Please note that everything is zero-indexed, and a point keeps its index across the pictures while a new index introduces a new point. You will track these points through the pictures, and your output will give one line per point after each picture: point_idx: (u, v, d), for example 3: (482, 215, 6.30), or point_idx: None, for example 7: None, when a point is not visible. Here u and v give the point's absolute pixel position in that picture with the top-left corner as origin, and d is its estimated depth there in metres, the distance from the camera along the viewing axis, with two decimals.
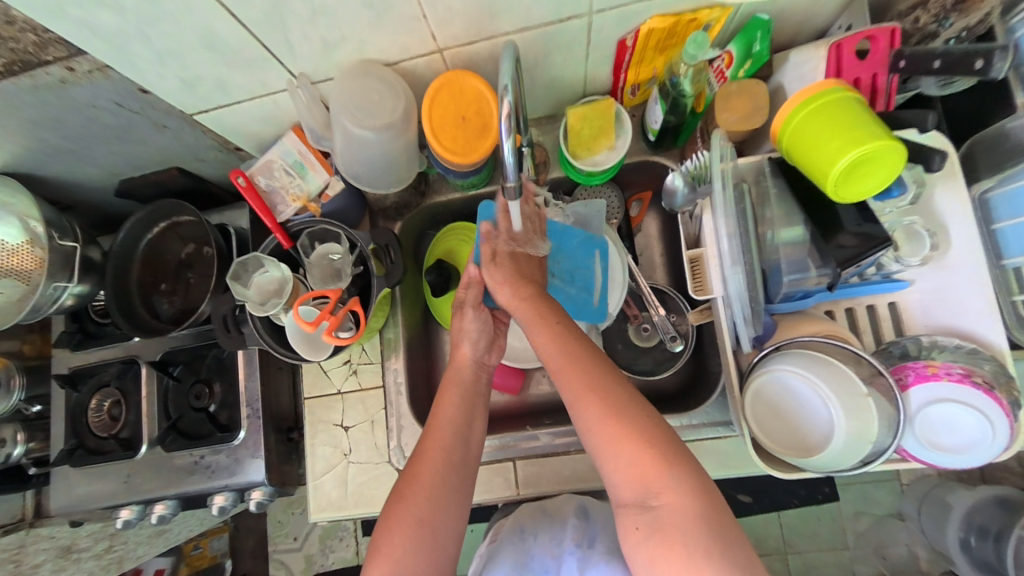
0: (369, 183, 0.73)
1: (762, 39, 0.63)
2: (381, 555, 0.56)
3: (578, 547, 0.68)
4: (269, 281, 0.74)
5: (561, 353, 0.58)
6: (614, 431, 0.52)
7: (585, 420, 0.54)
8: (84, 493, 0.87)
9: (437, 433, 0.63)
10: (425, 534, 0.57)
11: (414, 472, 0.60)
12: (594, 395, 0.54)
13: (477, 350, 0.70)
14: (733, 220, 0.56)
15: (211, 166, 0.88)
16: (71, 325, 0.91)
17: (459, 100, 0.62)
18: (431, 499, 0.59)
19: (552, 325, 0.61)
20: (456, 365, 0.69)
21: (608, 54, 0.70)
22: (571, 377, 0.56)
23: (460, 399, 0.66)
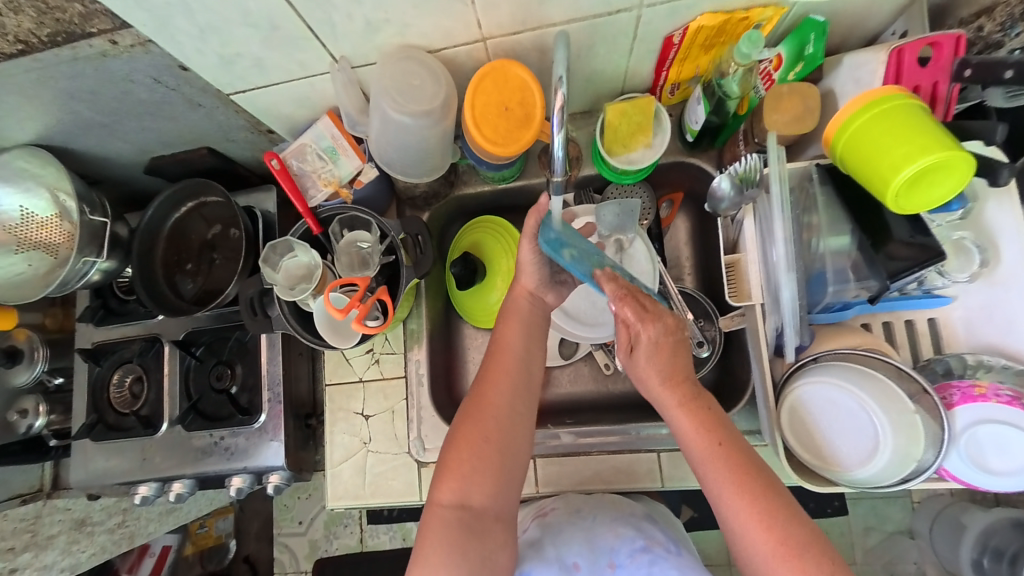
0: (400, 171, 0.71)
1: (815, 40, 0.61)
2: (451, 471, 0.59)
3: (670, 553, 0.66)
4: (298, 266, 0.73)
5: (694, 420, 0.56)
6: (764, 530, 0.51)
7: (731, 511, 0.52)
8: (102, 467, 0.87)
9: (502, 355, 0.66)
10: (492, 452, 0.60)
11: (479, 394, 0.63)
12: (740, 485, 0.52)
13: (535, 282, 0.70)
14: (790, 224, 0.53)
15: (240, 147, 0.86)
16: (95, 300, 0.91)
17: (503, 90, 0.60)
18: (494, 421, 0.61)
19: (696, 406, 0.57)
20: (514, 294, 0.71)
21: (653, 49, 0.68)
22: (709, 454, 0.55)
23: (519, 324, 0.68)
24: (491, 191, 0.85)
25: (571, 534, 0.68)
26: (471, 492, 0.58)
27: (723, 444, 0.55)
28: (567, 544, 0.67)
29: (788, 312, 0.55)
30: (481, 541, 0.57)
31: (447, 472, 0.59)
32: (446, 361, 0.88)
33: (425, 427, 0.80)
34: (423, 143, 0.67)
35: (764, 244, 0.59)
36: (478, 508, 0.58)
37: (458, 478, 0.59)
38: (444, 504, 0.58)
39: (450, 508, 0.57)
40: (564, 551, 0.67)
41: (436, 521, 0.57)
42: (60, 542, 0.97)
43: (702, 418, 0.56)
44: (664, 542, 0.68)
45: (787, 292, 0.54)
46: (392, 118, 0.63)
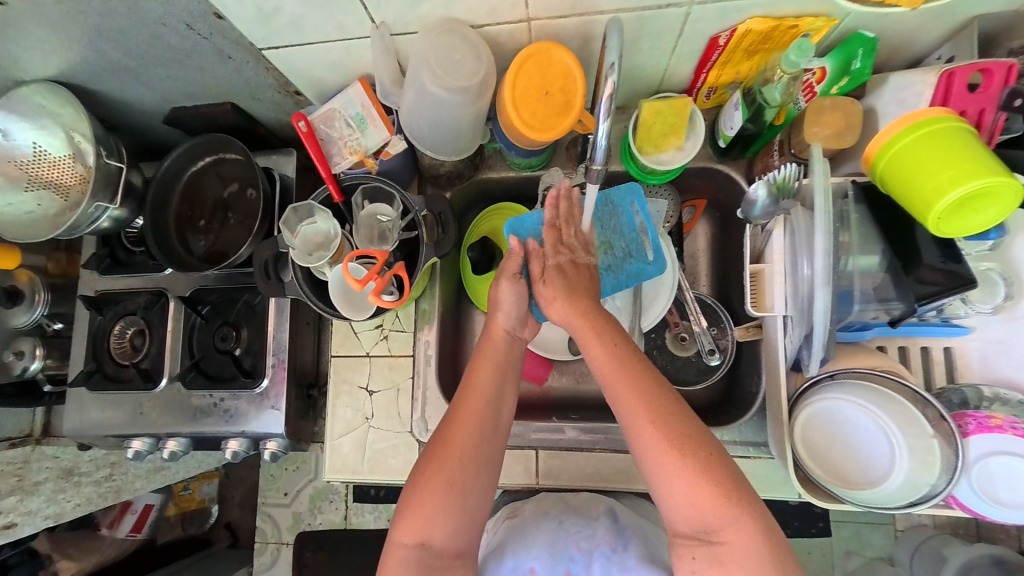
0: (430, 147, 0.70)
1: (863, 56, 0.60)
2: (411, 513, 0.58)
3: (614, 552, 0.64)
4: (316, 233, 0.72)
5: (616, 372, 0.59)
6: (678, 464, 0.52)
7: (629, 427, 0.55)
8: (97, 419, 0.86)
9: (468, 403, 0.63)
10: (453, 496, 0.58)
11: (447, 438, 0.61)
12: (651, 424, 0.54)
13: (510, 322, 0.69)
14: (831, 238, 0.52)
15: (265, 107, 0.83)
16: (102, 248, 0.89)
17: (545, 73, 0.59)
18: (456, 469, 0.59)
19: (606, 338, 0.61)
20: (491, 336, 0.68)
21: (697, 49, 0.67)
22: (624, 398, 0.57)
23: (492, 366, 0.66)
24: (515, 178, 0.84)
25: (535, 538, 0.67)
26: (432, 536, 0.58)
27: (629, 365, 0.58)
28: (531, 550, 0.66)
29: (818, 330, 0.54)
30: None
31: (405, 515, 0.58)
32: (454, 345, 0.88)
33: (429, 408, 0.79)
34: (457, 121, 0.66)
35: (794, 261, 0.58)
36: (438, 550, 0.58)
37: (414, 526, 0.57)
38: (404, 545, 0.58)
39: (410, 550, 0.57)
40: (521, 556, 0.65)
41: (396, 562, 0.57)
42: (47, 488, 0.96)
43: (607, 343, 0.61)
44: (613, 543, 0.65)
45: (822, 309, 0.53)
46: (430, 91, 0.62)
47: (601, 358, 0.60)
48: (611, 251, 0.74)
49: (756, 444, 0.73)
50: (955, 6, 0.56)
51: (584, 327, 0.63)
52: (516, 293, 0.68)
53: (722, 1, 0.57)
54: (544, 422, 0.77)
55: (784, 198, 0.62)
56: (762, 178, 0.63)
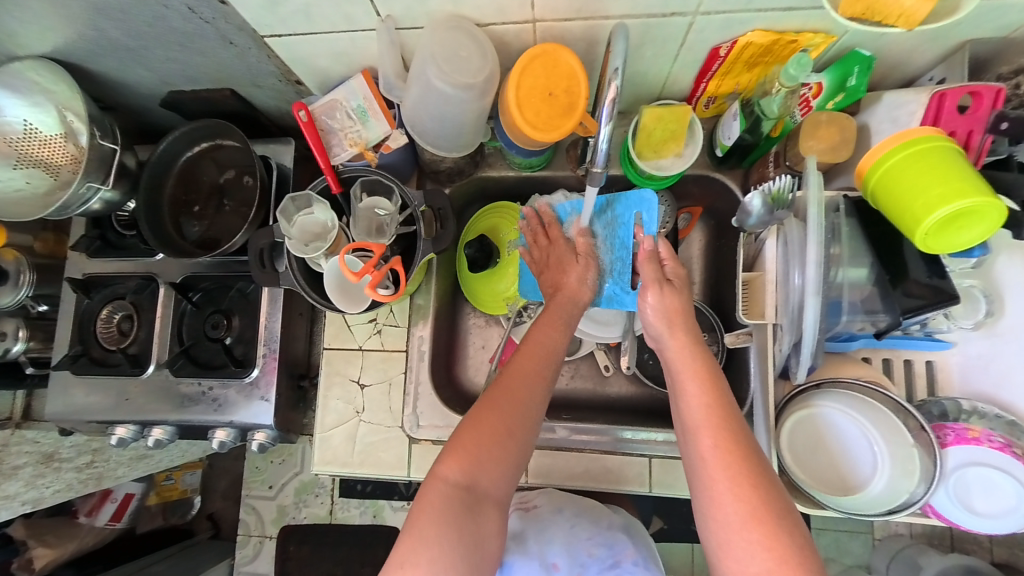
0: (432, 142, 0.71)
1: (859, 74, 0.61)
2: (457, 448, 0.58)
3: (637, 565, 0.72)
4: (313, 223, 0.72)
5: (700, 401, 0.56)
6: (755, 528, 0.49)
7: (715, 497, 0.51)
8: (81, 403, 0.85)
9: (528, 351, 0.65)
10: (503, 438, 0.59)
11: (509, 372, 0.62)
12: (733, 475, 0.51)
13: (580, 279, 0.71)
14: (822, 248, 0.54)
15: (266, 94, 0.82)
16: (92, 230, 0.88)
17: (550, 75, 0.60)
18: (514, 408, 0.60)
19: (703, 377, 0.57)
20: (563, 289, 0.71)
21: (698, 59, 0.68)
22: (707, 440, 0.53)
23: (558, 319, 0.68)
24: (515, 177, 0.85)
25: (555, 534, 0.74)
26: (478, 475, 0.58)
27: (730, 432, 0.53)
28: (548, 543, 0.73)
29: (807, 342, 0.55)
30: (475, 527, 0.56)
31: (458, 449, 0.58)
32: (448, 341, 0.88)
33: (421, 403, 0.79)
34: (460, 117, 0.66)
35: (787, 270, 0.59)
36: (482, 492, 0.57)
37: (468, 460, 0.57)
38: (448, 480, 0.57)
39: (454, 487, 0.56)
40: (546, 550, 0.72)
41: (436, 497, 0.56)
42: (26, 473, 0.94)
43: (712, 406, 0.55)
44: (633, 555, 0.74)
45: (812, 317, 0.54)
46: (435, 87, 0.62)
47: (702, 416, 0.55)
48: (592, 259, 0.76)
49: None
50: (949, 30, 0.58)
51: (689, 371, 0.58)
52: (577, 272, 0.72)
53: (725, 13, 0.58)
54: None
55: (779, 208, 0.62)
56: (758, 188, 0.63)
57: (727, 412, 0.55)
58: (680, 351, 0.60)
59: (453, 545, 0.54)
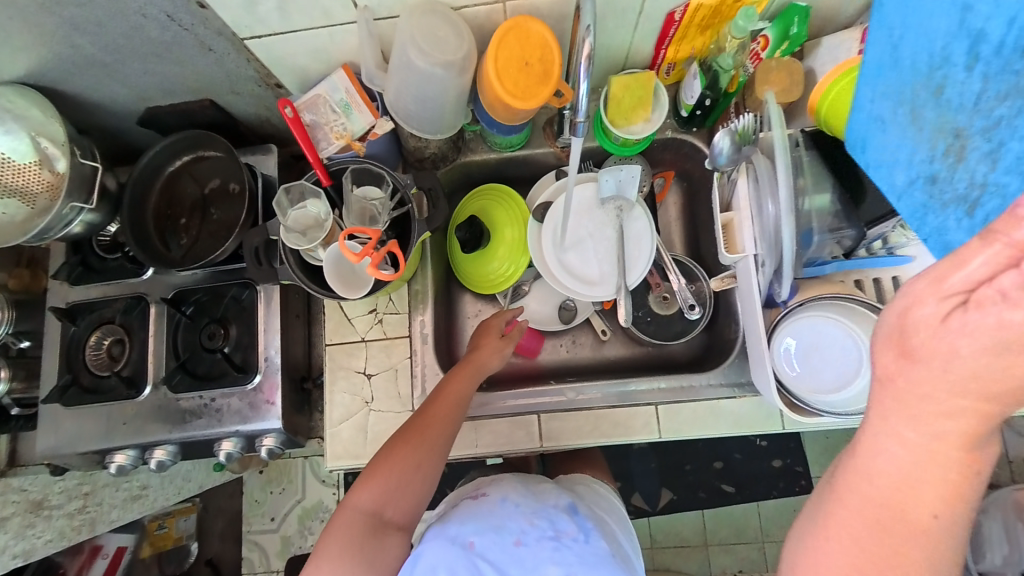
0: (417, 126, 0.74)
1: (799, 23, 0.68)
2: (370, 478, 0.65)
3: (576, 542, 0.63)
4: (307, 216, 0.73)
5: (919, 442, 0.37)
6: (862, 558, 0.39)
7: (848, 516, 0.40)
8: (73, 434, 0.81)
9: (438, 405, 0.69)
10: (411, 471, 0.65)
11: (420, 419, 0.68)
12: (891, 507, 0.38)
13: (492, 351, 0.76)
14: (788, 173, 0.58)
15: (246, 102, 0.84)
16: (73, 256, 0.86)
17: (525, 46, 0.63)
18: (427, 443, 0.66)
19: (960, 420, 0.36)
20: (475, 352, 0.75)
21: (656, 26, 0.74)
22: (887, 478, 0.39)
23: (467, 376, 0.72)
24: (497, 160, 0.88)
25: (479, 515, 0.66)
26: (388, 502, 0.64)
27: (921, 514, 0.38)
28: (468, 523, 0.65)
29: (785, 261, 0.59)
30: (377, 547, 0.63)
31: (370, 479, 0.64)
32: (447, 326, 0.89)
33: (429, 385, 0.80)
34: (442, 97, 0.69)
35: (761, 200, 0.64)
36: (389, 518, 0.64)
37: (376, 490, 0.64)
38: (359, 507, 0.63)
39: (362, 512, 0.63)
40: (461, 530, 0.64)
41: (345, 520, 0.63)
42: (14, 524, 0.89)
43: (918, 478, 0.38)
44: (575, 533, 0.64)
45: (786, 238, 0.58)
46: (416, 67, 0.65)
47: (889, 480, 0.39)
48: (929, 152, 0.47)
49: (741, 385, 0.78)
50: None
51: (958, 422, 0.36)
52: (494, 349, 0.76)
53: None
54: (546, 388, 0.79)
55: (745, 145, 0.66)
56: (724, 129, 0.67)
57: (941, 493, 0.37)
58: (898, 405, 0.38)
59: (354, 562, 0.61)
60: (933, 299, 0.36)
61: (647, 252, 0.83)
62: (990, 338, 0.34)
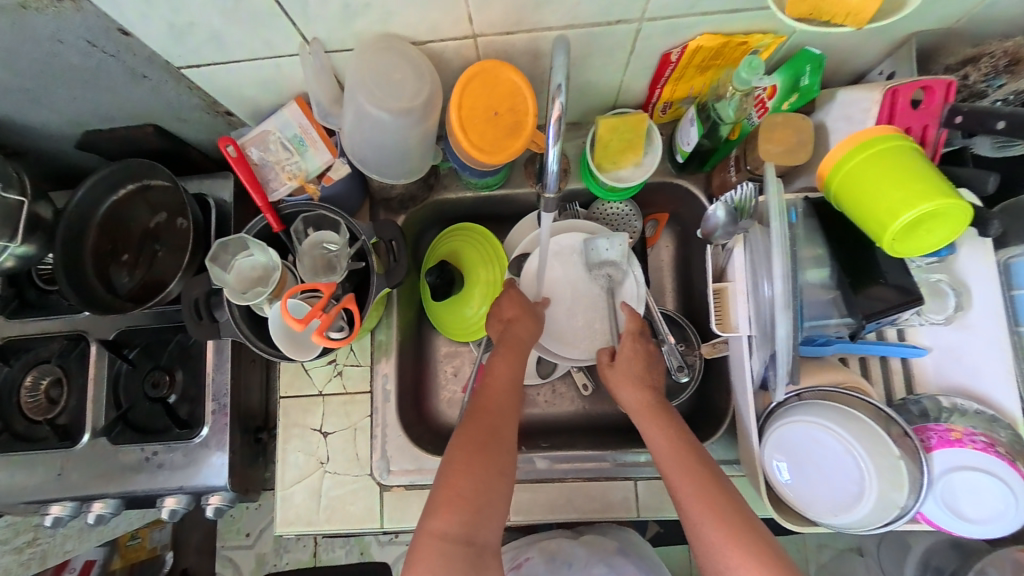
0: (375, 170, 0.66)
1: (811, 73, 0.60)
2: (443, 498, 0.56)
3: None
4: (253, 267, 0.66)
5: (673, 452, 0.60)
6: (723, 534, 0.53)
7: (704, 534, 0.54)
8: (6, 484, 0.76)
9: (494, 392, 0.65)
10: (493, 469, 0.58)
11: (481, 414, 0.62)
12: (712, 511, 0.54)
13: (528, 326, 0.72)
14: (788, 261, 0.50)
15: (194, 128, 0.76)
16: (7, 289, 0.79)
17: (493, 92, 0.56)
18: (492, 435, 0.61)
19: (659, 420, 0.63)
20: (515, 326, 0.71)
21: (649, 65, 0.66)
22: (683, 485, 0.57)
23: (513, 357, 0.68)
24: (472, 198, 0.81)
25: None
26: (477, 524, 0.55)
27: (714, 492, 0.56)
28: None
29: (779, 352, 0.51)
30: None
31: (447, 498, 0.56)
32: (416, 376, 0.83)
33: (390, 447, 0.74)
34: (402, 143, 0.62)
35: (755, 278, 0.56)
36: (483, 542, 0.55)
37: (463, 509, 0.55)
38: (445, 534, 0.54)
39: (454, 541, 0.54)
40: None
41: (432, 554, 0.53)
42: None
43: (691, 473, 0.57)
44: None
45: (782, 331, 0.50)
46: (369, 112, 0.58)
47: (687, 487, 0.57)
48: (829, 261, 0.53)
49: (727, 462, 0.72)
50: (891, 25, 0.58)
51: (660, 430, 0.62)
52: (530, 325, 0.72)
53: (671, 16, 0.57)
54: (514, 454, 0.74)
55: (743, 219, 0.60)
56: (721, 200, 0.62)
57: (706, 473, 0.58)
58: (647, 415, 0.65)
59: None
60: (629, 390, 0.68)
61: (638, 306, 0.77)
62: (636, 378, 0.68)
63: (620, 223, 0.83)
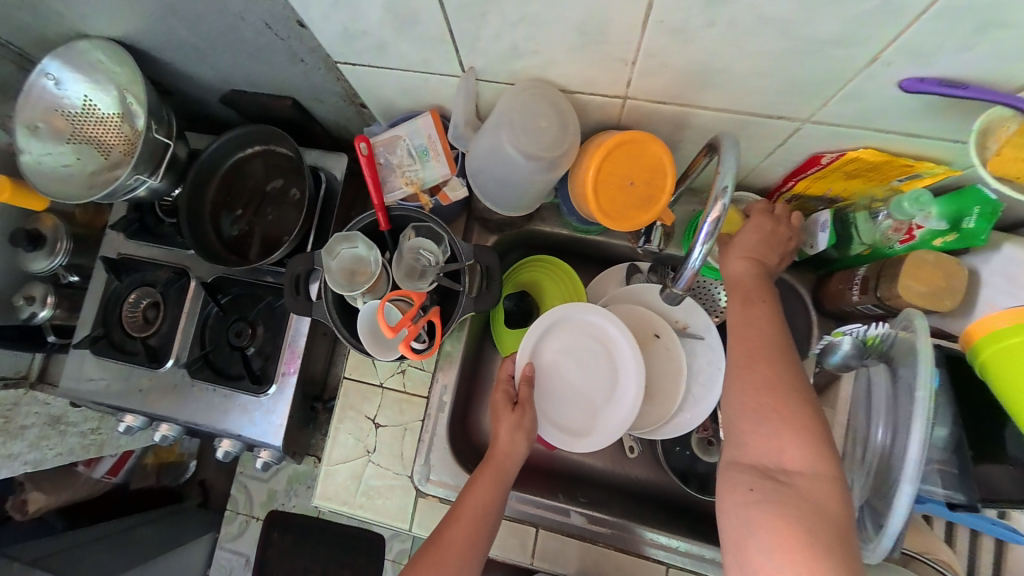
0: (489, 198, 0.66)
1: (976, 215, 0.55)
2: None
3: None
4: (355, 260, 0.69)
5: (742, 318, 0.56)
6: (759, 391, 0.50)
7: (733, 387, 0.52)
8: (98, 383, 0.85)
9: (460, 524, 0.61)
10: None
11: (436, 547, 0.59)
12: (763, 362, 0.51)
13: (517, 448, 0.67)
14: (928, 428, 0.45)
15: (326, 108, 0.79)
16: (132, 212, 0.87)
17: (637, 162, 0.55)
18: (445, 573, 0.57)
19: (749, 288, 0.58)
20: (499, 449, 0.67)
21: (794, 159, 0.62)
22: (736, 346, 0.54)
23: (489, 483, 0.64)
24: (567, 236, 0.81)
25: None
26: None
27: (768, 357, 0.52)
28: None
29: (891, 519, 0.47)
30: None
31: None
32: (468, 392, 0.84)
33: (433, 456, 0.76)
34: (526, 183, 0.62)
35: (870, 424, 0.55)
36: None
37: None
38: None
39: None
40: None
41: None
42: (32, 434, 0.96)
43: (766, 375, 0.50)
44: None
45: (904, 498, 0.46)
46: (507, 150, 0.58)
47: (740, 343, 0.54)
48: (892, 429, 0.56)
49: None
50: None
51: (738, 300, 0.58)
52: (512, 425, 0.68)
53: (840, 124, 0.53)
54: (549, 500, 0.75)
55: (872, 354, 0.58)
56: (848, 331, 0.60)
57: (814, 422, 0.48)
58: (734, 289, 0.59)
59: None
60: (736, 261, 0.61)
61: (714, 396, 0.75)
62: (761, 238, 0.61)
63: (708, 299, 0.81)
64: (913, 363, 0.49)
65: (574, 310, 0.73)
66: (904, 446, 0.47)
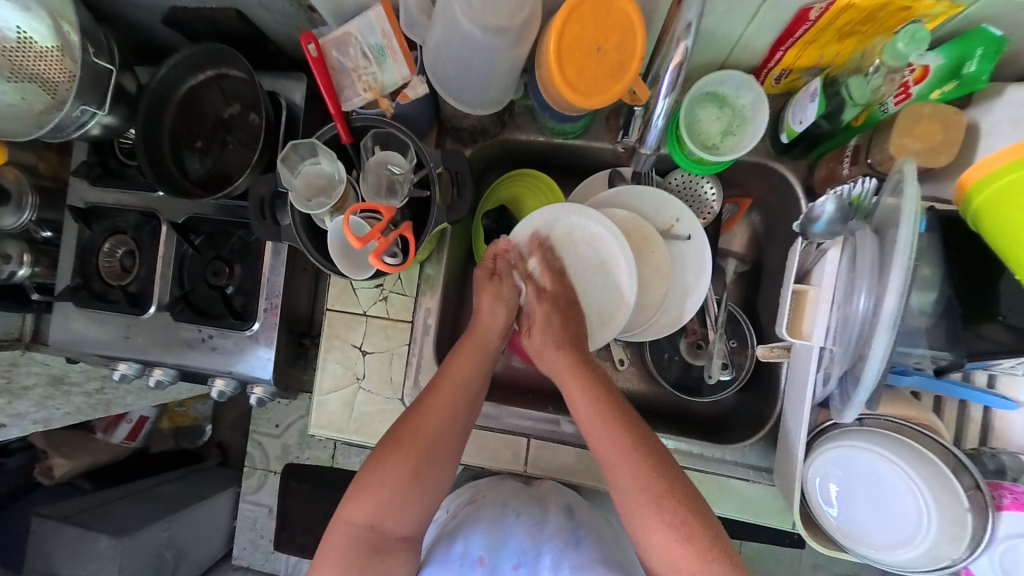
0: (454, 94, 0.62)
1: (981, 58, 0.51)
2: (362, 490, 0.61)
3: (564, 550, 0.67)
4: (320, 176, 0.67)
5: (559, 351, 0.69)
6: (600, 424, 0.62)
7: (587, 427, 0.63)
8: (84, 334, 0.84)
9: (442, 390, 0.64)
10: (415, 465, 0.61)
11: (418, 412, 0.63)
12: (578, 383, 0.65)
13: (502, 319, 0.72)
14: (906, 277, 0.44)
15: (277, 19, 0.73)
16: (92, 156, 0.83)
17: (603, 24, 0.50)
18: (430, 431, 0.62)
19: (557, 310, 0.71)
20: (480, 323, 0.71)
21: (782, 20, 0.56)
22: (564, 367, 0.68)
23: (471, 356, 0.67)
24: (545, 143, 0.76)
25: (487, 524, 0.70)
26: (384, 516, 0.60)
27: (582, 375, 0.66)
28: (475, 534, 0.69)
29: (869, 373, 0.46)
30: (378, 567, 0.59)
31: (361, 491, 0.61)
32: (454, 317, 0.83)
33: (422, 377, 0.76)
34: (490, 68, 0.57)
35: (850, 291, 0.52)
36: (388, 533, 0.60)
37: (374, 500, 0.60)
38: (353, 522, 0.60)
39: (360, 527, 0.60)
40: (471, 543, 0.68)
41: (340, 538, 0.60)
42: (37, 393, 0.97)
43: (609, 413, 0.62)
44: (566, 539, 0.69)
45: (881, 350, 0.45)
46: (463, 28, 0.53)
47: (572, 385, 0.66)
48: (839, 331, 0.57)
49: (758, 468, 0.69)
50: None
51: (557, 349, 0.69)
52: (493, 297, 0.72)
53: None
54: (540, 412, 0.76)
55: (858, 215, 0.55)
56: (832, 192, 0.57)
57: (654, 452, 0.60)
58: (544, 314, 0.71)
59: None
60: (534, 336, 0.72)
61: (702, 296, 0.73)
62: (559, 331, 0.70)
63: (695, 200, 0.77)
64: (902, 217, 0.45)
65: (571, 210, 0.68)
66: (891, 301, 0.45)
